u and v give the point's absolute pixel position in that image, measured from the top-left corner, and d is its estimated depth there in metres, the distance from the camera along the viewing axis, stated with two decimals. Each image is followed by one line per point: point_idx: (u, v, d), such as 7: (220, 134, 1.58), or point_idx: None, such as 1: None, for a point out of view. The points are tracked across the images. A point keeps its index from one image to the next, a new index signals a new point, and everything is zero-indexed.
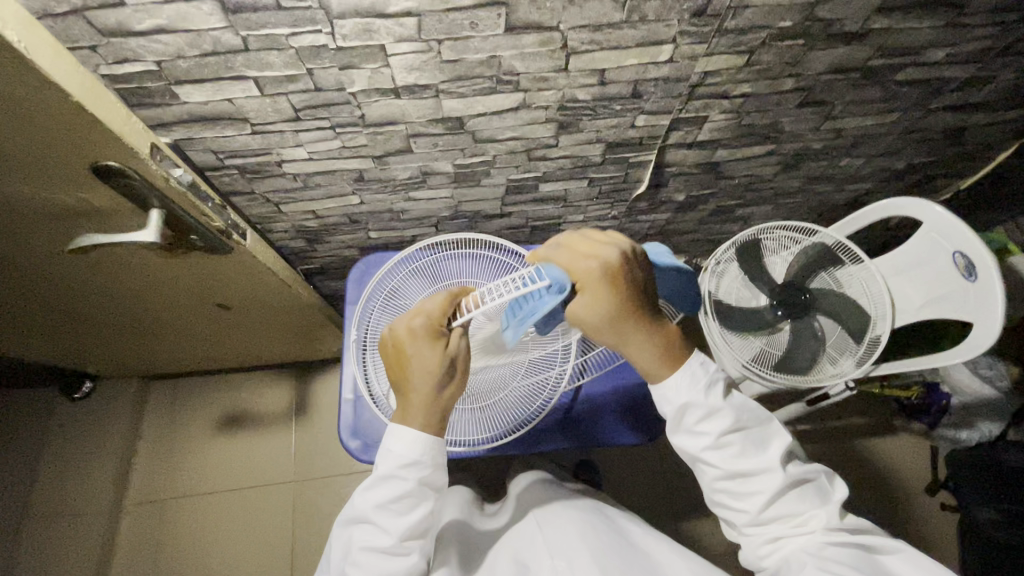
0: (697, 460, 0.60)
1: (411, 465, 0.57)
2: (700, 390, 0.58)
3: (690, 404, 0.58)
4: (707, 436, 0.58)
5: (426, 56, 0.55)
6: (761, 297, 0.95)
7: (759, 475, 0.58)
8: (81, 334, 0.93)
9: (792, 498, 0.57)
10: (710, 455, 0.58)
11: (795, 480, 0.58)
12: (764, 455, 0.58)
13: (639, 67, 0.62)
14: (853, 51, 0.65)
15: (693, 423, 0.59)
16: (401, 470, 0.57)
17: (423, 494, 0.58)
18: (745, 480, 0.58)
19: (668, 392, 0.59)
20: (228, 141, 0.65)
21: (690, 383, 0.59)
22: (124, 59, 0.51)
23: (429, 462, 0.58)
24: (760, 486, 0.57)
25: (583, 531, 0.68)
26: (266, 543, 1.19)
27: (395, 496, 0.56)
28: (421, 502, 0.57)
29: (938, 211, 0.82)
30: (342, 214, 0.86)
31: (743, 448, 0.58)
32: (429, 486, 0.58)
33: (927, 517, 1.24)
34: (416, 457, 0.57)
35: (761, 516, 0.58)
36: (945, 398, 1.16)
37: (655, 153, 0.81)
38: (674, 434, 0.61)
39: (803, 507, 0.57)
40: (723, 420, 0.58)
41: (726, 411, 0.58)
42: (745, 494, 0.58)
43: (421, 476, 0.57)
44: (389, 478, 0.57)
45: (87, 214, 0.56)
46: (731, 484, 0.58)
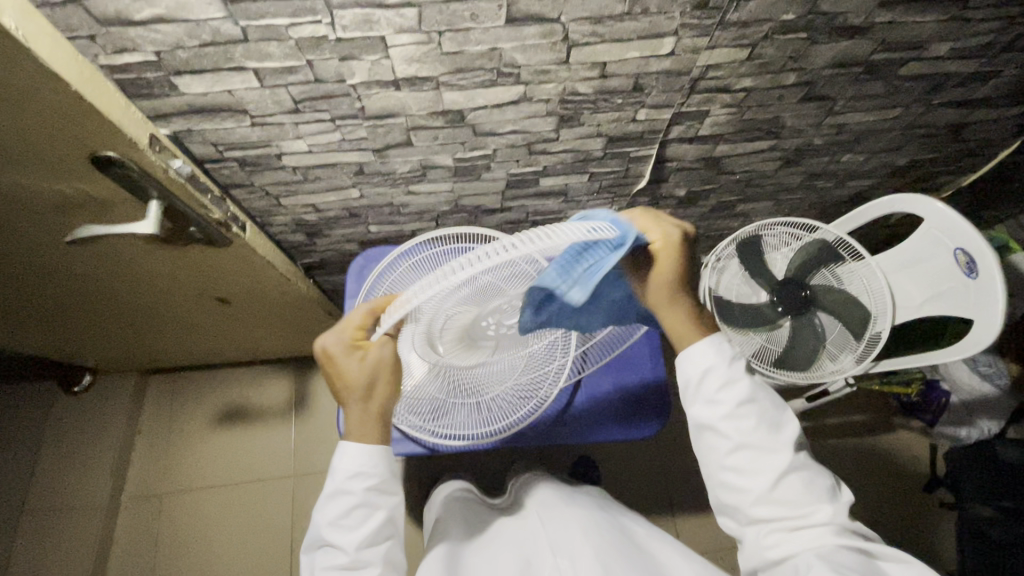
0: (707, 430, 0.60)
1: (357, 477, 0.57)
2: (723, 361, 0.60)
3: (709, 371, 0.59)
4: (724, 404, 0.58)
5: (426, 48, 0.55)
6: (760, 294, 0.95)
7: (769, 454, 0.57)
8: (81, 327, 0.93)
9: (802, 488, 0.57)
10: (725, 424, 0.58)
11: (804, 471, 0.58)
12: (777, 435, 0.58)
13: (641, 60, 0.61)
14: (855, 45, 0.65)
15: (712, 392, 0.59)
16: (348, 483, 0.57)
17: (376, 504, 0.58)
18: (755, 457, 0.57)
19: (688, 369, 0.61)
20: (227, 133, 0.65)
21: (714, 356, 0.60)
22: (123, 50, 0.51)
23: (374, 472, 0.58)
24: (769, 465, 0.57)
25: (585, 527, 0.68)
26: (265, 537, 1.20)
27: (343, 512, 0.57)
28: (374, 512, 0.57)
29: (939, 208, 0.82)
30: (342, 208, 0.86)
31: (758, 423, 0.58)
32: (379, 496, 0.58)
33: (925, 513, 1.24)
34: (362, 467, 0.57)
35: (769, 494, 0.57)
36: (945, 396, 1.17)
37: (656, 148, 0.81)
38: (689, 406, 0.61)
39: (811, 500, 0.57)
40: (741, 391, 0.59)
41: (744, 386, 0.59)
42: (753, 471, 0.57)
43: (369, 486, 0.57)
44: (338, 492, 0.57)
45: (86, 205, 0.56)
46: (740, 458, 0.58)
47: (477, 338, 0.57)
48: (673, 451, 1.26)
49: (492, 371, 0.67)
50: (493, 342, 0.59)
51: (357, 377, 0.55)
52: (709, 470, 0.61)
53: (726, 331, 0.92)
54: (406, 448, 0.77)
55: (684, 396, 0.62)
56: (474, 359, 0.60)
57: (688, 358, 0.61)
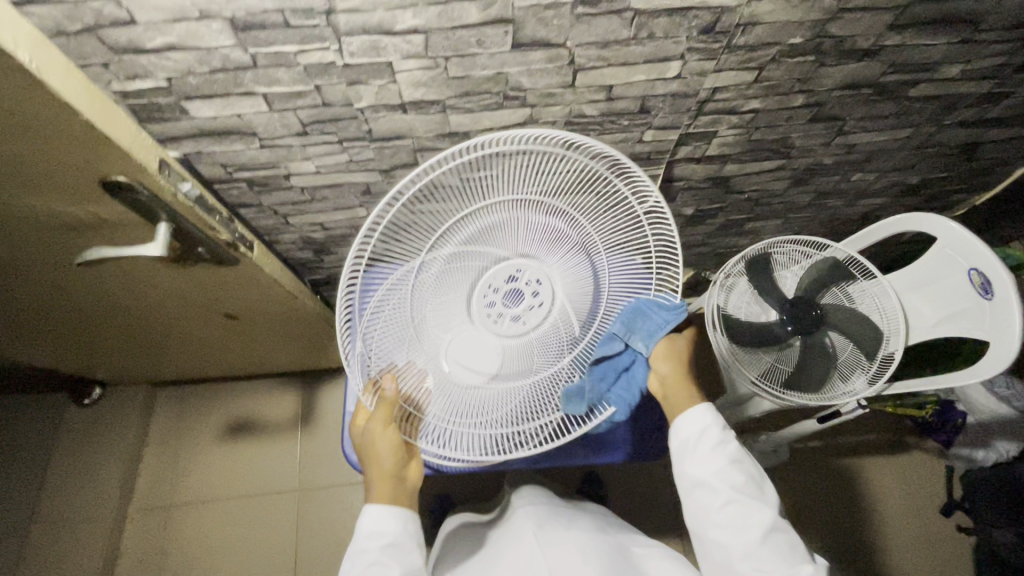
0: (698, 487, 0.62)
1: (376, 536, 0.62)
2: (716, 423, 0.64)
3: (705, 432, 0.63)
4: (716, 461, 0.61)
5: (432, 73, 0.55)
6: (771, 313, 0.93)
7: (756, 513, 0.59)
8: (93, 342, 0.94)
9: (788, 548, 0.57)
10: (716, 479, 0.60)
11: (788, 532, 0.59)
12: (762, 495, 0.60)
13: (648, 83, 0.61)
14: (865, 67, 0.64)
15: (706, 450, 0.62)
16: (368, 541, 0.62)
17: (391, 562, 0.60)
18: (743, 514, 0.59)
19: (686, 421, 0.64)
20: (237, 155, 0.65)
21: (707, 419, 0.63)
22: (135, 76, 0.52)
23: (390, 531, 0.62)
24: (756, 522, 0.58)
25: (586, 555, 0.64)
26: (269, 552, 1.19)
27: (360, 568, 0.60)
28: (391, 569, 0.59)
29: (953, 227, 0.80)
30: (349, 226, 0.86)
31: (748, 481, 0.61)
32: (392, 555, 0.61)
33: (942, 539, 1.21)
34: (379, 526, 0.62)
35: (755, 552, 0.57)
36: (960, 416, 1.13)
37: (664, 167, 0.80)
38: (683, 464, 0.64)
39: (796, 561, 0.57)
40: (732, 450, 0.62)
41: (735, 446, 0.63)
42: (740, 527, 0.58)
43: (384, 544, 0.61)
44: (359, 551, 0.61)
45: (95, 227, 0.57)
46: (728, 516, 0.59)
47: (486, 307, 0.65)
48: None
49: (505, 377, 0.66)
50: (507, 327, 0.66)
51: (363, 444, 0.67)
52: (699, 529, 0.62)
53: (736, 351, 0.90)
54: None
55: (678, 456, 0.64)
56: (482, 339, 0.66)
57: (686, 418, 0.64)
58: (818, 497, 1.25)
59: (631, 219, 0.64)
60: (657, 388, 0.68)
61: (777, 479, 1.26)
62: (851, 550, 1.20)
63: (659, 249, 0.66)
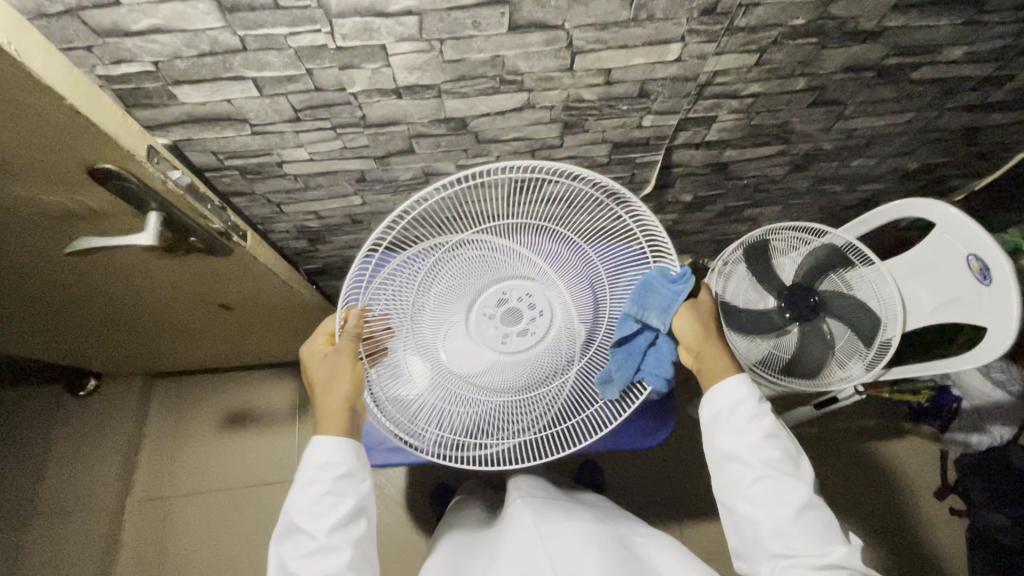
0: (730, 461, 0.60)
1: (327, 466, 0.58)
2: (753, 395, 0.61)
3: (739, 404, 0.61)
4: (750, 435, 0.59)
5: (427, 56, 0.54)
6: (768, 299, 0.92)
7: (790, 488, 0.58)
8: (85, 333, 0.93)
9: (820, 525, 0.57)
10: (750, 454, 0.59)
11: (820, 509, 0.58)
12: (796, 471, 0.59)
13: (647, 66, 0.60)
14: (868, 50, 0.63)
15: (740, 422, 0.60)
16: (318, 472, 0.58)
17: (345, 491, 0.59)
18: (776, 489, 0.58)
19: (721, 393, 0.62)
20: (228, 142, 0.64)
21: (743, 391, 0.61)
22: (120, 60, 0.50)
23: (341, 462, 0.59)
24: (788, 497, 0.57)
25: (585, 547, 0.63)
26: (269, 542, 1.19)
27: (312, 500, 0.57)
28: (344, 498, 0.58)
29: (953, 213, 0.80)
30: (344, 215, 0.85)
31: (783, 456, 0.59)
32: (347, 484, 0.59)
33: (935, 521, 1.23)
34: (330, 457, 0.59)
35: (785, 527, 0.56)
36: (954, 401, 1.13)
37: (662, 153, 0.79)
38: (715, 435, 0.62)
39: (828, 538, 0.56)
40: (768, 423, 0.60)
41: (772, 419, 0.61)
42: (771, 502, 0.58)
43: (336, 475, 0.58)
44: (308, 481, 0.58)
45: (84, 216, 0.55)
46: (760, 489, 0.58)
47: (480, 329, 0.62)
48: (678, 457, 1.24)
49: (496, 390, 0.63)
50: (500, 348, 0.62)
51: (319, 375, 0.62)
52: (727, 500, 0.61)
53: (732, 337, 0.91)
54: (407, 457, 0.75)
55: (711, 427, 0.63)
56: (472, 359, 0.63)
57: (719, 389, 0.62)
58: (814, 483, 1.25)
59: (614, 218, 0.65)
60: (690, 361, 0.65)
61: None
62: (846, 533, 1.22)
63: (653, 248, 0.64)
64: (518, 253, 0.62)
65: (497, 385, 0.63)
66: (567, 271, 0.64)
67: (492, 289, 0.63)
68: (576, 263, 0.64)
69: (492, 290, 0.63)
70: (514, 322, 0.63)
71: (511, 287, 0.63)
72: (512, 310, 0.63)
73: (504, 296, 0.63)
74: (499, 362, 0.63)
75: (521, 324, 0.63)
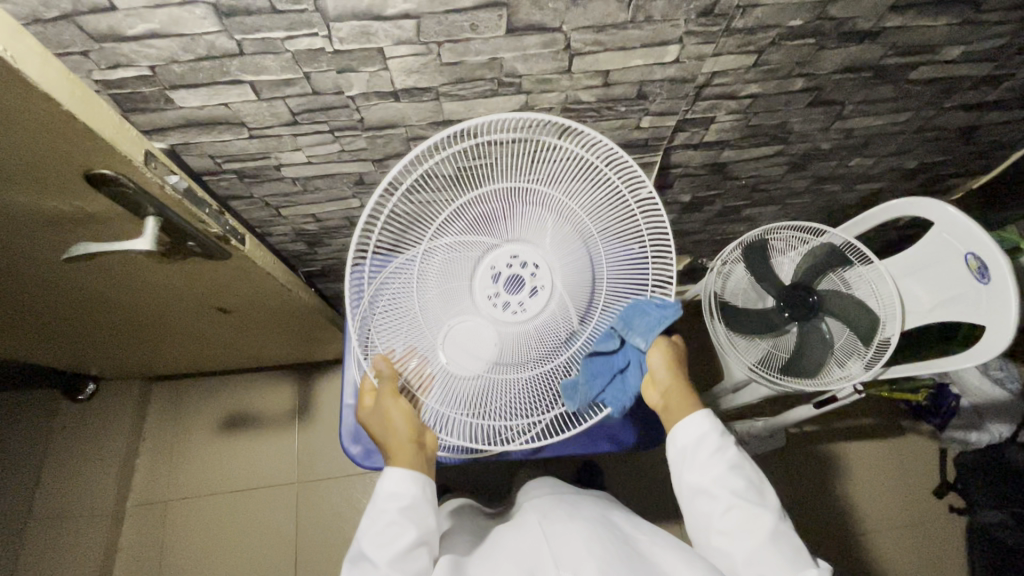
0: (698, 497, 0.62)
1: (395, 498, 0.60)
2: (715, 428, 0.63)
3: (703, 439, 0.62)
4: (714, 470, 0.61)
5: (425, 59, 0.54)
6: (767, 299, 0.92)
7: (756, 518, 0.59)
8: (83, 338, 0.92)
9: (792, 550, 0.58)
10: (715, 487, 0.60)
11: (790, 536, 0.59)
12: (761, 500, 0.60)
13: (645, 68, 0.60)
14: (866, 50, 0.64)
15: (704, 458, 0.62)
16: (386, 502, 0.60)
17: (409, 523, 0.60)
18: (743, 520, 0.59)
19: (688, 428, 0.63)
20: (226, 146, 0.64)
21: (705, 425, 0.62)
22: (117, 65, 0.50)
23: (408, 494, 0.60)
24: (756, 527, 0.59)
25: (589, 541, 0.64)
26: (270, 544, 1.19)
27: (379, 528, 0.58)
28: (409, 530, 0.59)
29: (951, 212, 0.80)
30: (343, 217, 0.85)
31: (748, 485, 0.61)
32: (413, 516, 0.60)
33: (934, 519, 1.23)
34: (398, 489, 0.60)
35: (757, 558, 0.58)
36: (954, 399, 1.12)
37: (661, 154, 0.79)
38: (682, 473, 0.63)
39: (801, 564, 0.57)
40: (730, 455, 0.62)
41: (734, 450, 0.62)
42: (742, 533, 0.59)
43: (404, 506, 0.60)
44: (378, 511, 0.60)
45: (81, 221, 0.55)
46: (729, 523, 0.60)
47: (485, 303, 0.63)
48: None
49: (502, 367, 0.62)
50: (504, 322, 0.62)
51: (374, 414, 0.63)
52: (702, 533, 0.63)
53: (731, 337, 0.90)
54: None
55: (677, 464, 0.64)
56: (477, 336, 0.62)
57: (684, 427, 0.63)
58: (814, 482, 1.26)
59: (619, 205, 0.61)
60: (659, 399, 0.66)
61: (774, 464, 1.26)
62: (846, 531, 1.22)
63: (652, 235, 0.62)
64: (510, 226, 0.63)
65: (503, 363, 0.62)
66: (565, 242, 0.63)
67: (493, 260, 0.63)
68: (573, 233, 0.62)
69: (492, 261, 0.63)
70: (517, 295, 0.63)
71: (509, 257, 0.63)
72: (514, 283, 0.63)
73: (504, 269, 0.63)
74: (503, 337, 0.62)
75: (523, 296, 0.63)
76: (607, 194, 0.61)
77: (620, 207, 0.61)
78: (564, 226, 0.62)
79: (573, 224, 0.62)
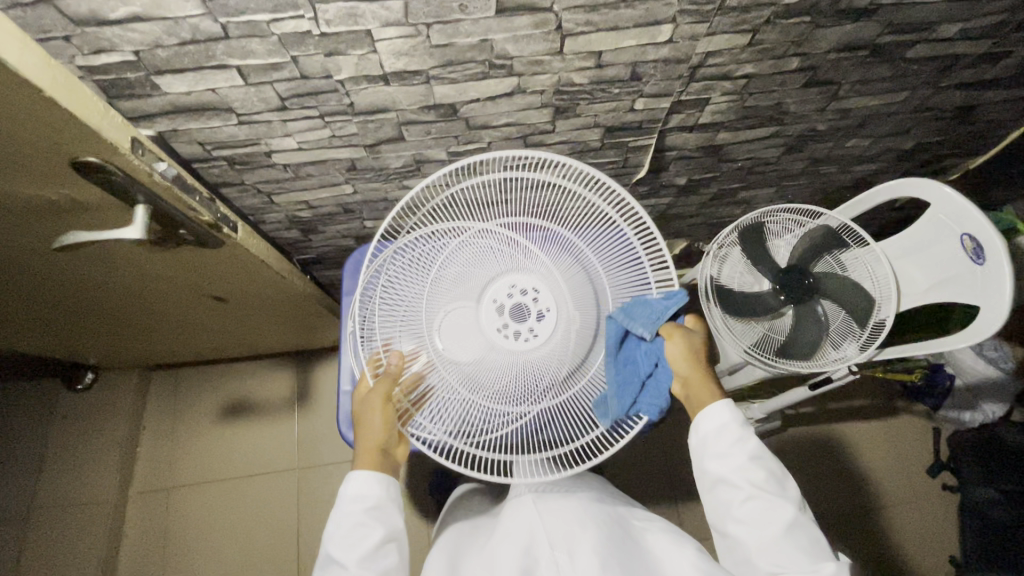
0: (719, 485, 0.63)
1: (359, 498, 0.63)
2: (737, 419, 0.64)
3: (725, 427, 0.63)
4: (735, 457, 0.62)
5: (415, 41, 0.53)
6: (763, 282, 0.91)
7: (778, 508, 0.60)
8: (79, 327, 0.93)
9: (808, 542, 0.59)
10: (737, 476, 0.62)
11: (807, 527, 0.60)
12: (782, 491, 0.62)
13: (638, 49, 0.59)
14: (862, 28, 0.63)
15: (726, 445, 0.63)
16: (352, 504, 0.63)
17: (375, 523, 0.63)
18: (764, 510, 0.61)
19: (709, 416, 0.64)
20: (215, 132, 0.63)
21: (728, 416, 0.63)
22: (101, 50, 0.49)
23: (373, 494, 0.64)
24: (775, 517, 0.60)
25: (582, 524, 0.64)
26: (272, 530, 1.21)
27: (346, 530, 0.62)
28: (375, 530, 0.62)
29: (948, 193, 0.79)
30: (335, 204, 0.84)
31: (769, 477, 0.62)
32: (379, 515, 0.63)
33: (928, 498, 1.25)
34: (363, 490, 0.64)
35: (774, 547, 0.59)
36: (949, 379, 1.12)
37: (655, 137, 0.79)
38: (704, 460, 0.64)
39: (818, 558, 0.58)
40: (752, 446, 0.63)
41: (755, 441, 0.63)
42: (760, 522, 0.60)
43: (368, 506, 0.63)
44: (346, 511, 0.63)
45: (71, 210, 0.55)
46: (749, 511, 0.61)
47: (491, 328, 0.61)
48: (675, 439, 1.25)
49: (516, 392, 0.60)
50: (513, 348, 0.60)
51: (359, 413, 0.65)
52: (717, 521, 0.64)
53: (727, 320, 0.90)
54: None
55: (698, 451, 0.65)
56: (485, 363, 0.60)
57: (705, 416, 0.64)
58: (809, 463, 1.27)
59: (603, 218, 0.66)
60: (679, 386, 0.67)
61: (770, 445, 1.28)
62: (840, 511, 1.24)
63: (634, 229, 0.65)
64: (506, 253, 0.63)
65: (515, 388, 0.60)
66: (560, 266, 0.64)
67: (494, 286, 0.62)
68: (563, 254, 0.64)
69: (494, 288, 0.62)
70: (522, 319, 0.61)
71: (510, 284, 0.62)
72: (518, 309, 0.62)
73: (509, 295, 0.62)
74: (513, 364, 0.60)
75: (529, 321, 0.61)
76: (584, 210, 0.66)
77: (600, 217, 0.66)
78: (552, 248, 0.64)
79: (563, 245, 0.65)
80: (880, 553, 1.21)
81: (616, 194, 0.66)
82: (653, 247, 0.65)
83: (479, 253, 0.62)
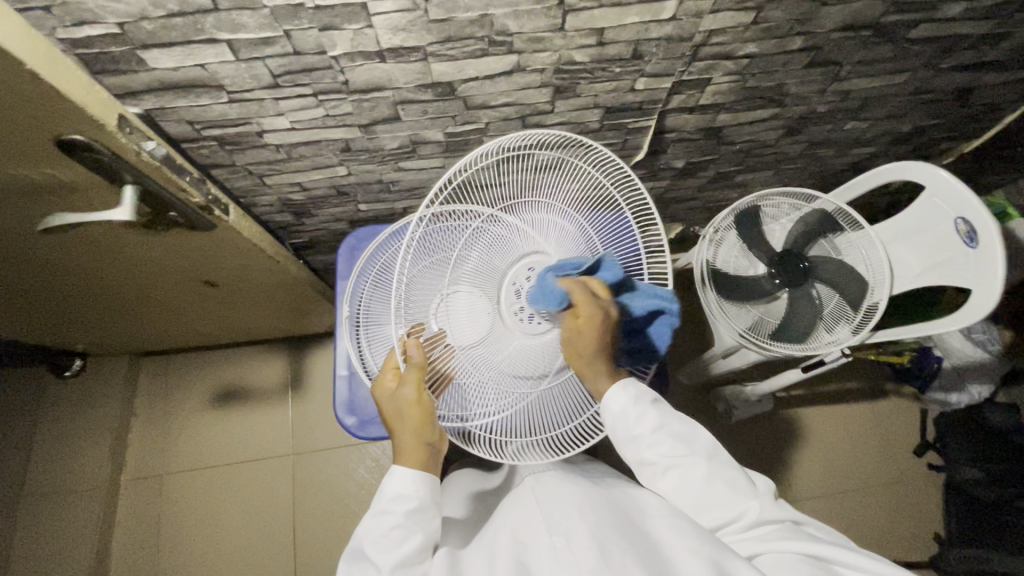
0: (642, 467, 0.64)
1: (400, 499, 0.59)
2: (632, 399, 0.62)
3: (625, 411, 0.62)
4: (644, 440, 0.63)
5: (412, 16, 0.51)
6: (758, 266, 0.93)
7: (692, 469, 0.63)
8: (66, 313, 0.91)
9: (728, 488, 0.63)
10: (651, 456, 0.63)
11: (722, 470, 0.64)
12: (690, 451, 0.64)
13: (641, 26, 0.58)
14: (866, 6, 0.62)
15: (631, 433, 0.62)
16: (391, 504, 0.59)
17: (414, 527, 0.59)
18: (681, 475, 0.64)
19: (609, 403, 0.61)
20: (205, 111, 0.61)
21: (627, 395, 0.62)
22: (83, 22, 0.47)
23: (413, 496, 0.60)
24: (695, 476, 0.63)
25: (589, 505, 0.63)
26: (266, 515, 1.21)
27: (384, 531, 0.58)
28: (413, 535, 0.58)
29: (943, 175, 0.80)
30: (329, 186, 0.82)
31: (675, 442, 0.64)
32: (418, 519, 0.59)
33: (914, 477, 1.28)
34: (403, 490, 0.59)
35: (705, 505, 0.63)
36: (937, 361, 1.13)
37: (655, 118, 0.77)
38: (621, 448, 0.65)
39: (740, 499, 0.63)
40: (651, 421, 0.63)
41: (653, 413, 0.63)
42: (684, 488, 0.64)
43: (409, 509, 0.59)
44: (382, 511, 0.59)
45: (56, 191, 0.53)
46: (670, 481, 0.64)
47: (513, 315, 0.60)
48: None
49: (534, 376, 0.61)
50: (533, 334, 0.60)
51: (392, 409, 0.61)
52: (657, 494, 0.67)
53: (722, 304, 0.90)
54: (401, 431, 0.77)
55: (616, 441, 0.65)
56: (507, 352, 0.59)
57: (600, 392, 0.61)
58: (800, 444, 1.29)
59: (601, 193, 0.66)
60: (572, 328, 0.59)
61: (762, 427, 1.29)
62: (829, 491, 1.26)
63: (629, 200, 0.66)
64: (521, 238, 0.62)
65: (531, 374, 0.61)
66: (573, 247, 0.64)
67: (513, 267, 0.61)
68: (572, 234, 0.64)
69: (512, 273, 0.60)
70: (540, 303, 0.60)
71: (527, 269, 0.61)
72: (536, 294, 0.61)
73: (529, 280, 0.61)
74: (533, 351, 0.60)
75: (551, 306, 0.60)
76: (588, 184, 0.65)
77: (601, 193, 0.66)
78: (564, 227, 0.64)
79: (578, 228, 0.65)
80: (867, 530, 1.24)
81: (617, 171, 0.66)
82: (653, 236, 0.65)
83: (496, 239, 0.61)
